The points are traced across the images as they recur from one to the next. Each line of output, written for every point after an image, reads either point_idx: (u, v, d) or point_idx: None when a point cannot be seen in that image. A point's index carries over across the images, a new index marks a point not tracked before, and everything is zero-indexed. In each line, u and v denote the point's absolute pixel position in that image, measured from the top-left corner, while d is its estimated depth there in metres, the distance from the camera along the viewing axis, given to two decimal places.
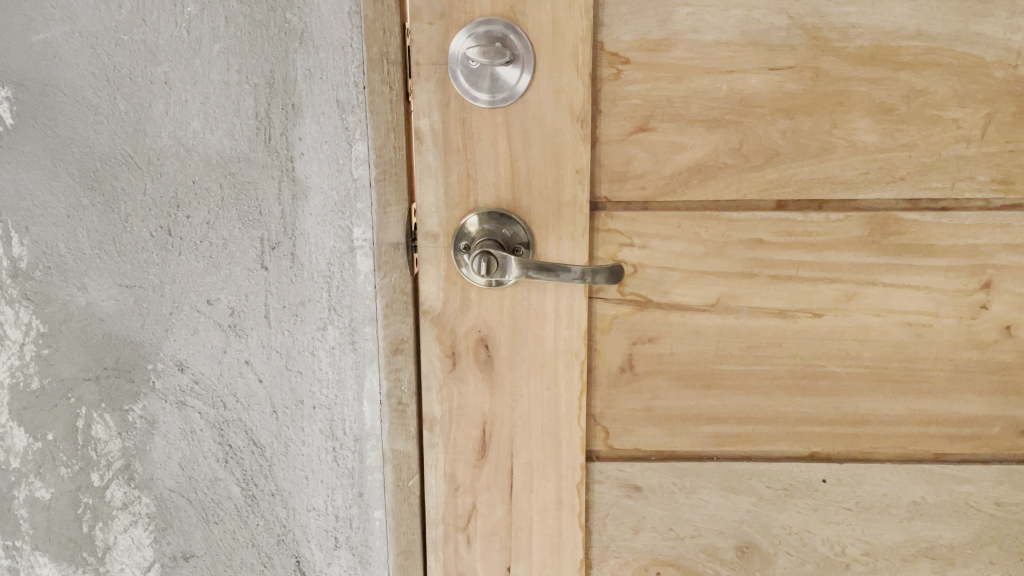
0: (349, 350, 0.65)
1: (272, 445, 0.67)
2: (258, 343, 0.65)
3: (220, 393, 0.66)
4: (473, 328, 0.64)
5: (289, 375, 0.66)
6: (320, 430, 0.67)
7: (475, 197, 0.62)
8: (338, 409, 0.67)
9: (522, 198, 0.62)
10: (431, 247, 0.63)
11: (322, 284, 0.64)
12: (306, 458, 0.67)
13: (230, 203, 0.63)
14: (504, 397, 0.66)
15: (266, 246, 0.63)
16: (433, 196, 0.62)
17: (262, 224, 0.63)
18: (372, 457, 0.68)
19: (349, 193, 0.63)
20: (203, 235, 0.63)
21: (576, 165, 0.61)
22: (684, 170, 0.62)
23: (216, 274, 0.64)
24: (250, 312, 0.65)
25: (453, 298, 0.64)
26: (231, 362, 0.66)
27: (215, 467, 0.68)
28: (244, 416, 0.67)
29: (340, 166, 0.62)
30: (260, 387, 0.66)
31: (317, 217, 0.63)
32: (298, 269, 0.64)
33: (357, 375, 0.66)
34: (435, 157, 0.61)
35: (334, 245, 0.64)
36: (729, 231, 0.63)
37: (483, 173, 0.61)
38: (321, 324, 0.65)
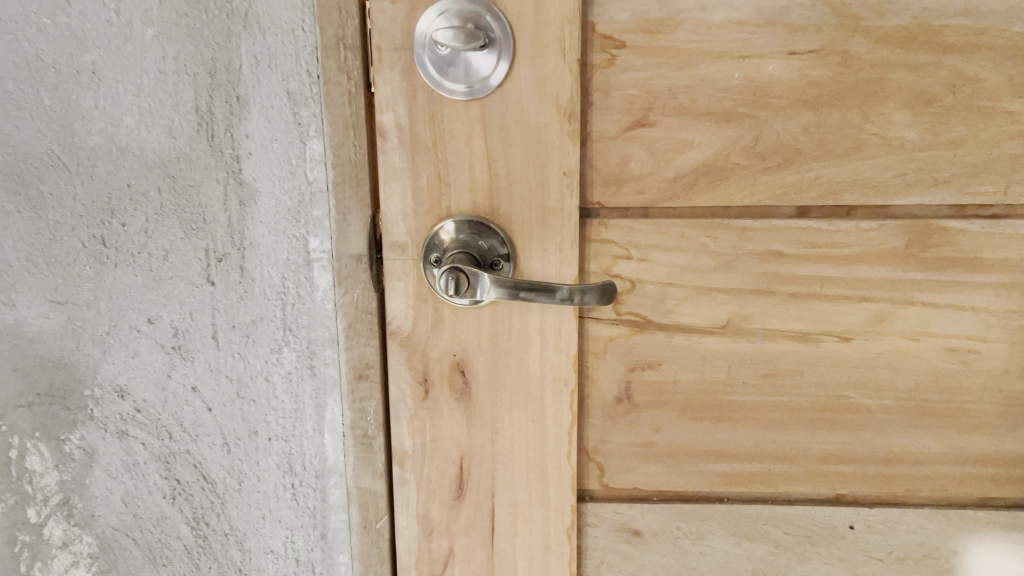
0: (307, 376, 0.58)
1: (225, 481, 0.60)
2: (206, 367, 0.58)
3: (165, 422, 0.59)
4: (448, 352, 0.56)
5: (241, 404, 0.59)
6: (278, 465, 0.60)
7: (448, 203, 0.53)
8: (297, 441, 0.59)
9: (502, 203, 0.53)
10: (398, 260, 0.55)
11: (275, 303, 0.57)
12: (263, 494, 0.61)
13: (170, 210, 0.55)
14: (483, 431, 0.58)
15: (212, 258, 0.56)
16: (400, 201, 0.53)
17: (207, 233, 0.56)
18: (335, 495, 0.60)
19: (304, 198, 0.55)
20: (141, 245, 0.56)
21: (563, 166, 0.53)
22: (690, 171, 0.54)
23: (157, 290, 0.57)
24: (196, 332, 0.58)
25: (424, 317, 0.56)
26: (176, 389, 0.59)
27: (162, 503, 0.61)
28: (192, 448, 0.60)
29: (294, 168, 0.55)
30: (209, 417, 0.59)
31: (269, 225, 0.56)
32: (249, 285, 0.57)
33: (317, 404, 0.59)
34: (400, 157, 0.53)
35: (288, 257, 0.56)
36: (742, 241, 0.54)
37: (457, 174, 0.53)
38: (275, 348, 0.58)
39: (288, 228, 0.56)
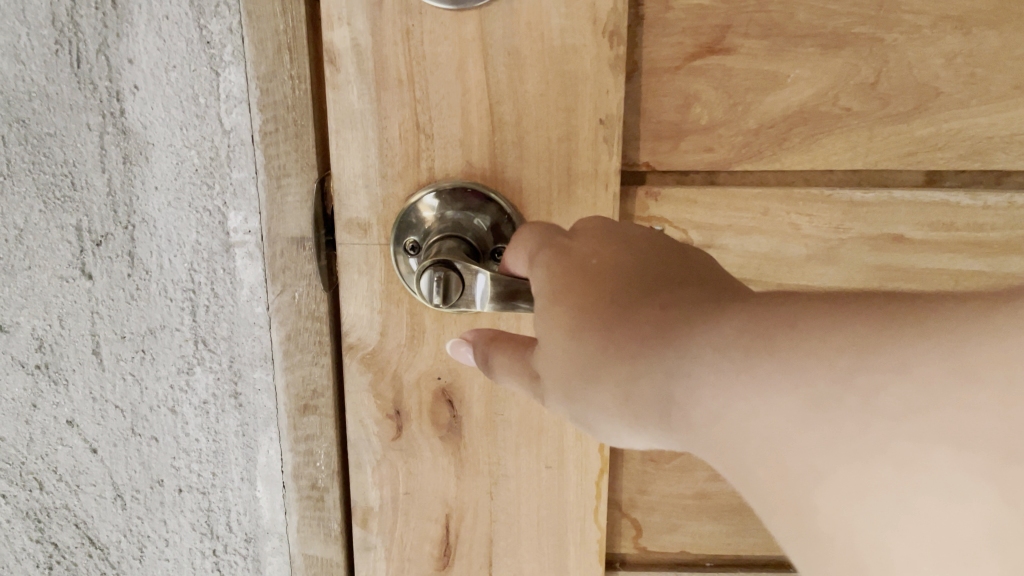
0: (232, 408, 0.45)
1: (121, 538, 0.48)
2: (85, 394, 0.45)
3: (32, 467, 0.47)
4: (431, 373, 0.40)
5: (136, 443, 0.46)
6: (190, 519, 0.47)
7: (430, 164, 0.37)
8: (215, 490, 0.47)
9: (509, 164, 0.37)
10: (359, 245, 0.38)
11: (182, 307, 0.43)
12: (174, 553, 0.48)
13: (24, 177, 0.41)
14: (478, 482, 0.42)
15: (88, 241, 0.42)
16: (361, 161, 0.37)
17: (78, 204, 0.42)
18: (271, 566, 0.48)
19: (217, 161, 0.41)
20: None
21: (599, 110, 0.36)
22: (781, 121, 0.37)
23: (10, 288, 0.43)
24: (68, 348, 0.44)
25: (396, 327, 0.40)
26: (45, 424, 0.46)
27: (36, 573, 0.49)
28: (71, 503, 0.47)
29: (199, 115, 0.40)
30: (93, 461, 0.46)
31: (168, 201, 0.42)
32: (142, 285, 0.43)
33: (245, 443, 0.46)
34: (359, 97, 0.36)
35: (198, 240, 0.42)
36: (847, 220, 0.39)
37: (443, 122, 0.36)
38: (183, 369, 0.44)
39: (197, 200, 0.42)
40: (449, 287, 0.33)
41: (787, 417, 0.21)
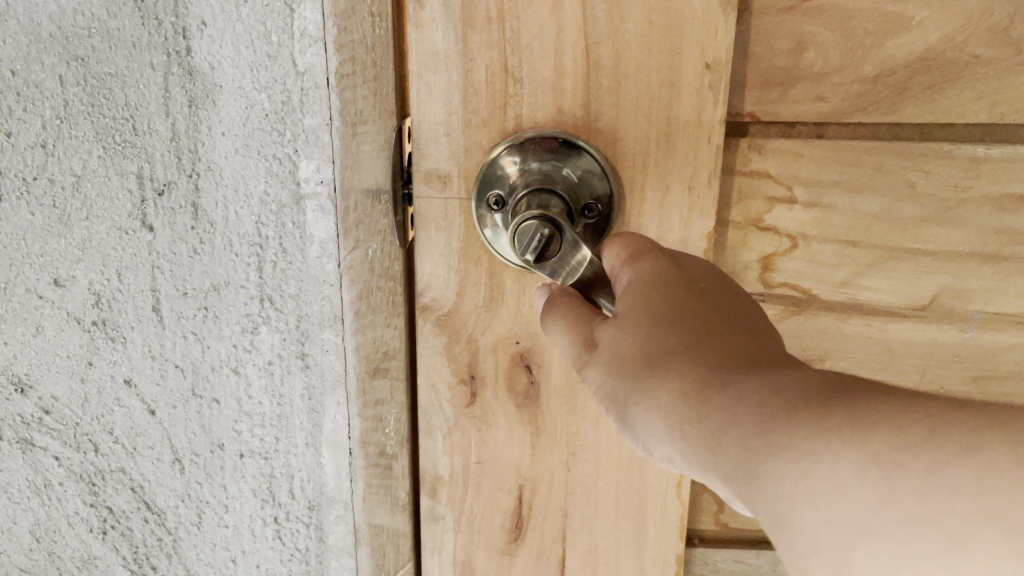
0: (298, 369, 0.44)
1: (180, 503, 0.48)
2: (143, 350, 0.45)
3: (86, 429, 0.47)
4: (509, 338, 0.38)
5: (196, 404, 0.46)
6: (249, 482, 0.47)
7: (517, 112, 0.34)
8: (275, 455, 0.46)
9: (603, 113, 0.34)
10: (437, 198, 0.36)
11: (248, 260, 0.43)
12: (231, 518, 0.48)
13: (87, 125, 0.42)
14: (555, 452, 0.40)
15: (150, 190, 0.42)
16: (442, 107, 0.34)
17: (140, 149, 0.42)
18: (334, 535, 0.46)
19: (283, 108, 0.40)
20: (47, 185, 0.43)
21: (706, 53, 0.33)
22: (900, 68, 0.34)
23: (71, 238, 0.44)
24: (127, 301, 0.44)
25: (475, 287, 0.37)
26: (101, 381, 0.46)
27: (88, 539, 0.49)
28: (128, 466, 0.47)
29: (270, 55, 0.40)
30: (151, 423, 0.47)
31: (233, 151, 0.41)
32: (207, 240, 0.43)
33: (311, 407, 0.45)
34: (444, 36, 0.33)
35: (266, 191, 0.42)
36: (968, 178, 0.36)
37: (533, 65, 0.33)
38: (247, 327, 0.44)
39: (265, 148, 0.41)
40: (547, 245, 0.30)
41: (829, 456, 0.18)
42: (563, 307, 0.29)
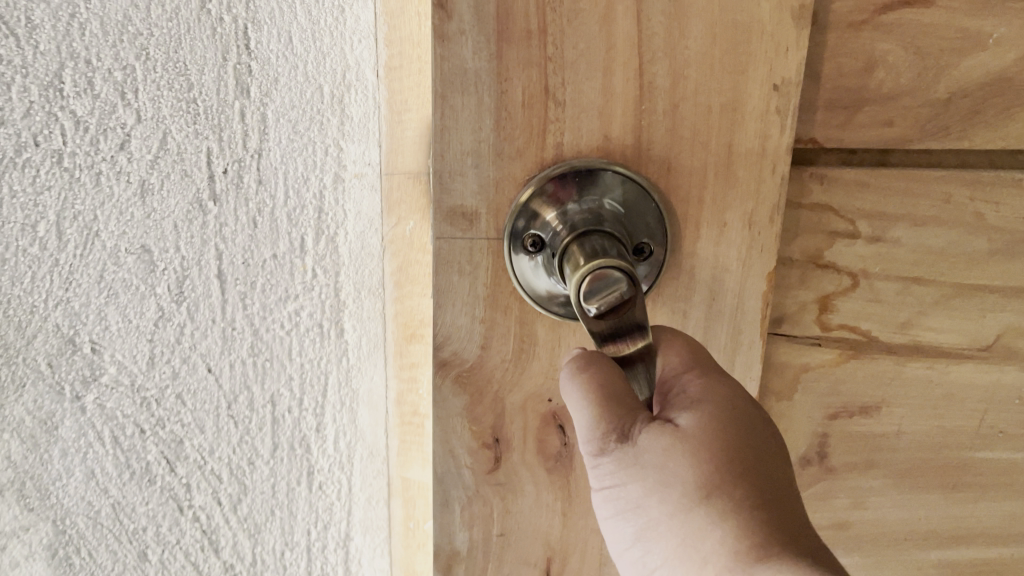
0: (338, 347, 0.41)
1: (242, 519, 0.41)
2: (208, 349, 0.39)
3: (148, 456, 0.39)
4: (541, 394, 0.33)
5: (250, 411, 0.40)
6: (301, 486, 0.41)
7: (557, 140, 0.29)
8: (327, 423, 0.41)
9: (657, 140, 0.30)
10: (460, 238, 0.31)
11: (294, 236, 0.39)
12: (284, 526, 0.41)
13: (139, 63, 0.37)
14: (589, 520, 0.35)
15: (225, 165, 0.38)
16: (470, 134, 0.29)
17: (219, 121, 0.38)
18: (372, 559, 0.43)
19: (341, 84, 0.39)
20: (138, 146, 0.37)
21: (774, 72, 0.29)
22: (973, 91, 0.31)
23: (144, 215, 0.38)
24: (202, 282, 0.39)
25: (503, 339, 0.32)
26: (145, 396, 0.39)
27: None
28: (190, 493, 0.40)
29: (320, 51, 0.39)
30: (210, 441, 0.40)
31: (279, 118, 0.38)
32: (263, 207, 0.39)
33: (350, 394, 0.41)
34: (475, 52, 0.28)
35: (312, 172, 0.39)
36: None
37: (578, 85, 0.29)
38: (289, 290, 0.40)
39: (311, 134, 0.39)
40: (624, 330, 0.25)
41: None
42: (595, 371, 0.25)
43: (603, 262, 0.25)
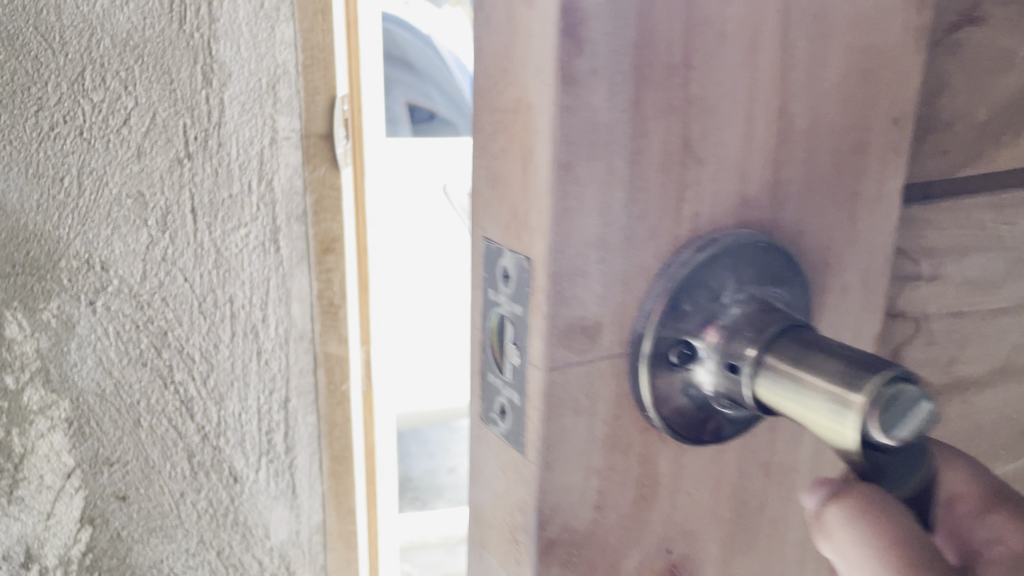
0: (273, 253, 0.60)
1: (211, 390, 0.63)
2: (189, 248, 0.59)
3: (160, 322, 0.60)
4: (660, 550, 0.25)
5: (219, 297, 0.60)
6: (253, 362, 0.63)
7: (695, 211, 0.22)
8: (271, 314, 0.62)
9: (791, 196, 0.23)
10: (576, 364, 0.21)
11: (245, 181, 0.58)
12: (242, 396, 0.63)
13: (137, 66, 0.55)
14: None
15: (199, 132, 0.57)
16: (596, 216, 0.20)
17: (181, 108, 0.56)
18: (305, 423, 0.65)
19: (273, 76, 0.57)
20: (136, 122, 0.56)
21: (895, 102, 0.24)
22: (1007, 111, 0.30)
23: (139, 158, 0.56)
24: (180, 207, 0.58)
25: (621, 490, 0.23)
26: (159, 273, 0.59)
27: (153, 424, 0.62)
28: (188, 349, 0.61)
29: (258, 54, 0.56)
30: (194, 319, 0.61)
31: (234, 102, 0.57)
32: (222, 163, 0.58)
33: (283, 278, 0.61)
34: (608, 98, 0.19)
35: (253, 130, 0.57)
36: None
37: (721, 134, 0.21)
38: (241, 219, 0.59)
39: (256, 111, 0.57)
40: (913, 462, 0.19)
41: None
42: (884, 526, 0.19)
43: (890, 389, 0.18)
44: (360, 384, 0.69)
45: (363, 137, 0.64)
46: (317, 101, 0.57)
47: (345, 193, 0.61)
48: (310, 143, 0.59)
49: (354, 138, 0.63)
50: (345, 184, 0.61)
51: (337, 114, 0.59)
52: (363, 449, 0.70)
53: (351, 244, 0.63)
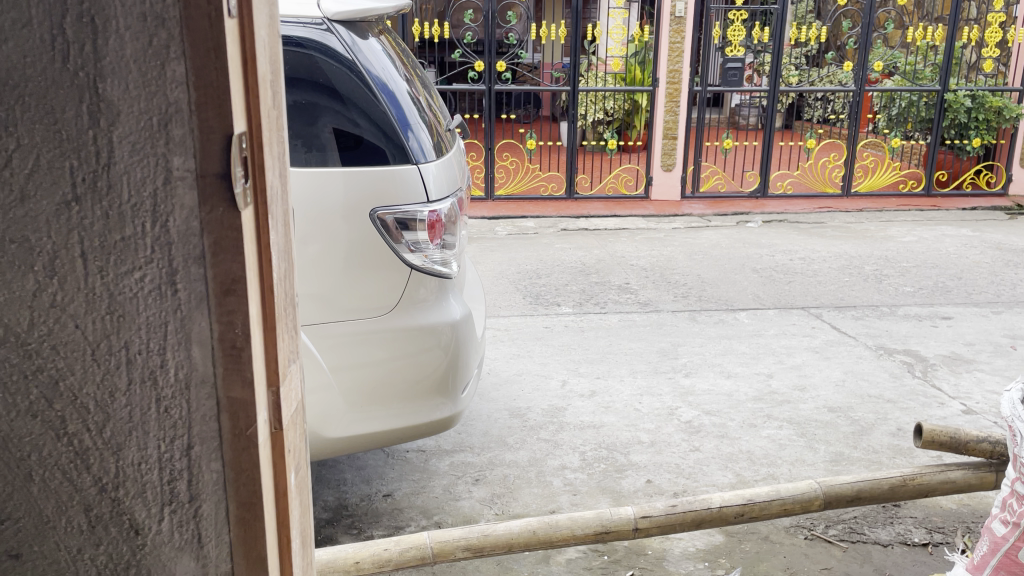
0: (168, 293, 0.61)
1: (108, 441, 0.65)
2: (75, 291, 0.61)
3: (43, 369, 0.62)
4: None
5: (111, 340, 0.62)
6: (152, 410, 0.64)
7: None
8: (167, 358, 0.63)
9: None
10: None
11: (138, 223, 0.60)
12: (140, 443, 0.65)
13: (17, 104, 0.58)
14: None
15: (80, 185, 0.59)
16: None
17: (65, 156, 0.59)
18: (207, 469, 0.66)
19: (166, 113, 0.58)
20: (17, 162, 0.59)
21: None
22: None
23: (21, 204, 0.59)
24: (66, 254, 0.60)
25: None
26: (42, 315, 0.61)
27: (42, 465, 0.65)
28: (78, 394, 0.63)
29: (148, 91, 0.58)
30: (82, 365, 0.63)
31: (124, 141, 0.59)
32: (112, 206, 0.60)
33: (181, 317, 0.62)
34: None
35: (148, 173, 0.59)
36: None
37: None
38: (134, 262, 0.61)
39: (146, 148, 0.59)
40: None
41: None
42: None
43: None
44: (268, 422, 0.68)
45: (265, 170, 0.63)
46: (213, 140, 0.58)
47: (246, 234, 0.61)
48: (205, 182, 0.59)
49: (255, 179, 0.62)
50: (245, 228, 0.61)
51: (233, 153, 0.59)
52: (273, 488, 0.69)
53: (253, 282, 0.63)
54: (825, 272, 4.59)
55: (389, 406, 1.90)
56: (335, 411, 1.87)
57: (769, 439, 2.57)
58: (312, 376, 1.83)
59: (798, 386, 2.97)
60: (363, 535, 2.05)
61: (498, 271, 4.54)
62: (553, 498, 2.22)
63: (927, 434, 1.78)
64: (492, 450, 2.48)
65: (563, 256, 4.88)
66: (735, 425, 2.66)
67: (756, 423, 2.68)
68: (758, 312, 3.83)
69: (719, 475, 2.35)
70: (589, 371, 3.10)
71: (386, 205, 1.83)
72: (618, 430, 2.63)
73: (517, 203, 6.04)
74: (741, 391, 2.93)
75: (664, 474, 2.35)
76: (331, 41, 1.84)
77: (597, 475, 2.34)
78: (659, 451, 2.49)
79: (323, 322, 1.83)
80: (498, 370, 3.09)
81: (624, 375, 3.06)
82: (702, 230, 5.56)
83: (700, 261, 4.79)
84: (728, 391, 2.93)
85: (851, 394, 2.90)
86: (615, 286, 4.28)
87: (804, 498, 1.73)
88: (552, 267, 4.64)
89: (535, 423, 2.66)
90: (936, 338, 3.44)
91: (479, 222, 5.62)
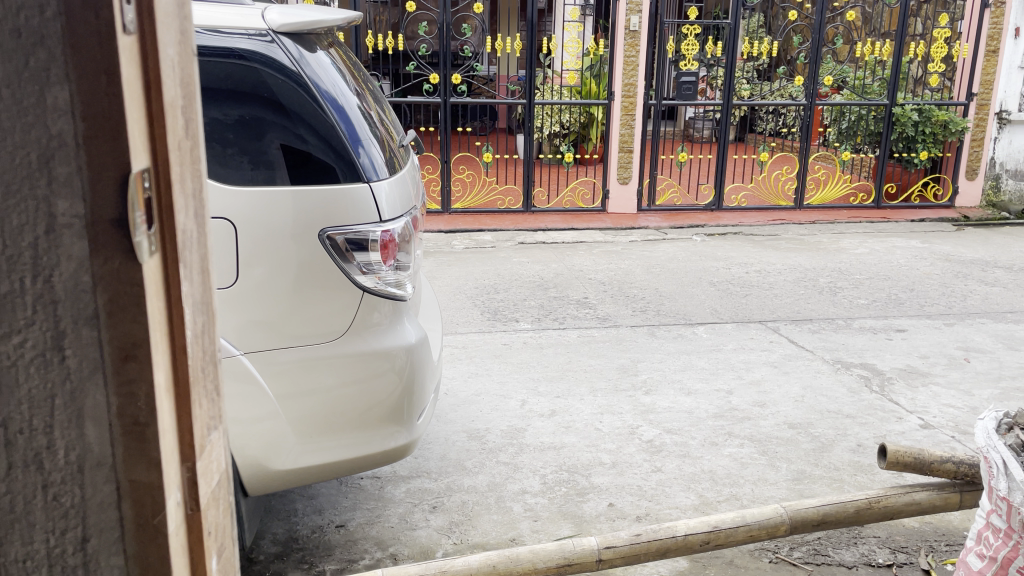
0: (56, 363, 0.54)
1: None
2: None
3: None
4: None
5: None
6: (38, 495, 0.56)
7: None
8: (56, 438, 0.55)
9: None
10: None
11: (16, 282, 0.52)
12: (24, 535, 0.56)
13: None
14: None
15: None
16: None
17: None
18: (104, 561, 0.58)
19: (48, 147, 0.50)
20: None
21: None
22: None
23: None
24: None
25: None
26: None
27: None
28: None
29: (24, 127, 0.50)
30: None
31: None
32: None
33: (73, 391, 0.54)
34: None
35: (26, 219, 0.51)
36: None
37: None
38: (14, 328, 0.53)
39: (24, 193, 0.51)
40: None
41: None
42: None
43: None
44: (182, 504, 0.60)
45: (176, 212, 0.56)
46: (107, 178, 0.51)
47: (151, 290, 0.54)
48: (97, 230, 0.52)
49: (163, 227, 0.55)
50: (150, 278, 0.54)
51: (131, 193, 0.52)
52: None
53: (160, 343, 0.55)
54: (781, 284, 4.61)
55: (342, 436, 1.82)
56: (284, 442, 1.78)
57: (731, 458, 2.53)
58: (259, 406, 1.74)
59: (758, 402, 2.95)
60: (315, 570, 1.95)
61: (455, 286, 4.47)
62: (513, 525, 2.15)
63: (891, 455, 1.76)
64: (450, 475, 2.40)
65: (521, 271, 4.82)
66: (696, 444, 2.62)
67: (717, 441, 2.64)
68: (715, 326, 3.81)
69: (682, 496, 2.30)
70: (548, 389, 3.04)
71: (336, 225, 1.75)
72: (579, 451, 2.57)
73: (474, 216, 5.98)
74: (701, 408, 2.89)
75: (626, 497, 2.30)
76: (277, 54, 1.75)
77: (558, 500, 2.28)
78: (621, 473, 2.43)
79: (271, 349, 1.74)
80: (456, 390, 3.01)
81: (583, 394, 3.01)
82: (659, 243, 5.56)
83: (657, 274, 4.78)
84: (688, 408, 2.90)
85: (811, 409, 2.88)
86: (573, 300, 4.23)
87: (771, 524, 1.69)
88: (511, 282, 4.58)
89: (494, 445, 2.59)
90: (891, 351, 3.45)
91: (436, 236, 5.54)
